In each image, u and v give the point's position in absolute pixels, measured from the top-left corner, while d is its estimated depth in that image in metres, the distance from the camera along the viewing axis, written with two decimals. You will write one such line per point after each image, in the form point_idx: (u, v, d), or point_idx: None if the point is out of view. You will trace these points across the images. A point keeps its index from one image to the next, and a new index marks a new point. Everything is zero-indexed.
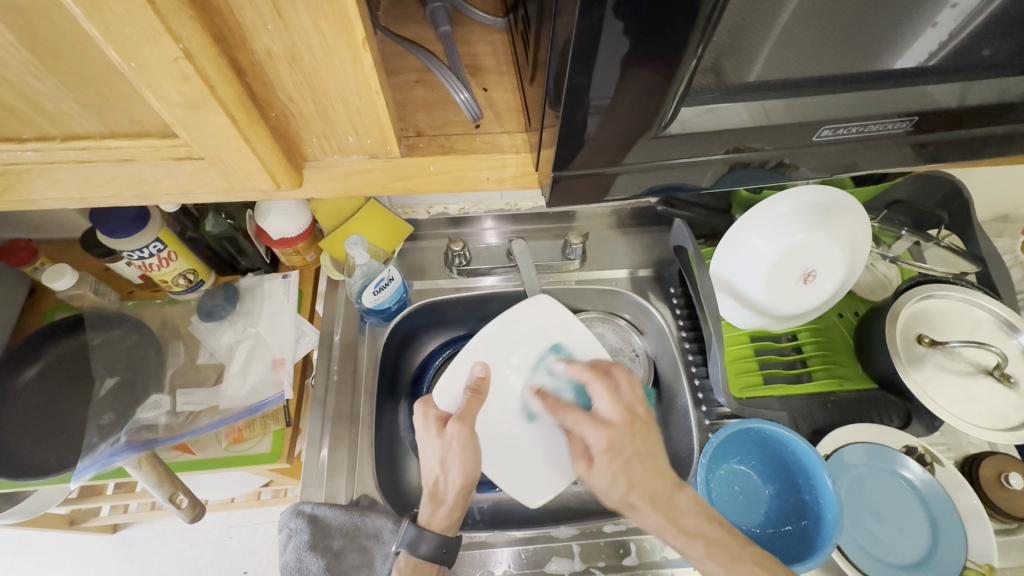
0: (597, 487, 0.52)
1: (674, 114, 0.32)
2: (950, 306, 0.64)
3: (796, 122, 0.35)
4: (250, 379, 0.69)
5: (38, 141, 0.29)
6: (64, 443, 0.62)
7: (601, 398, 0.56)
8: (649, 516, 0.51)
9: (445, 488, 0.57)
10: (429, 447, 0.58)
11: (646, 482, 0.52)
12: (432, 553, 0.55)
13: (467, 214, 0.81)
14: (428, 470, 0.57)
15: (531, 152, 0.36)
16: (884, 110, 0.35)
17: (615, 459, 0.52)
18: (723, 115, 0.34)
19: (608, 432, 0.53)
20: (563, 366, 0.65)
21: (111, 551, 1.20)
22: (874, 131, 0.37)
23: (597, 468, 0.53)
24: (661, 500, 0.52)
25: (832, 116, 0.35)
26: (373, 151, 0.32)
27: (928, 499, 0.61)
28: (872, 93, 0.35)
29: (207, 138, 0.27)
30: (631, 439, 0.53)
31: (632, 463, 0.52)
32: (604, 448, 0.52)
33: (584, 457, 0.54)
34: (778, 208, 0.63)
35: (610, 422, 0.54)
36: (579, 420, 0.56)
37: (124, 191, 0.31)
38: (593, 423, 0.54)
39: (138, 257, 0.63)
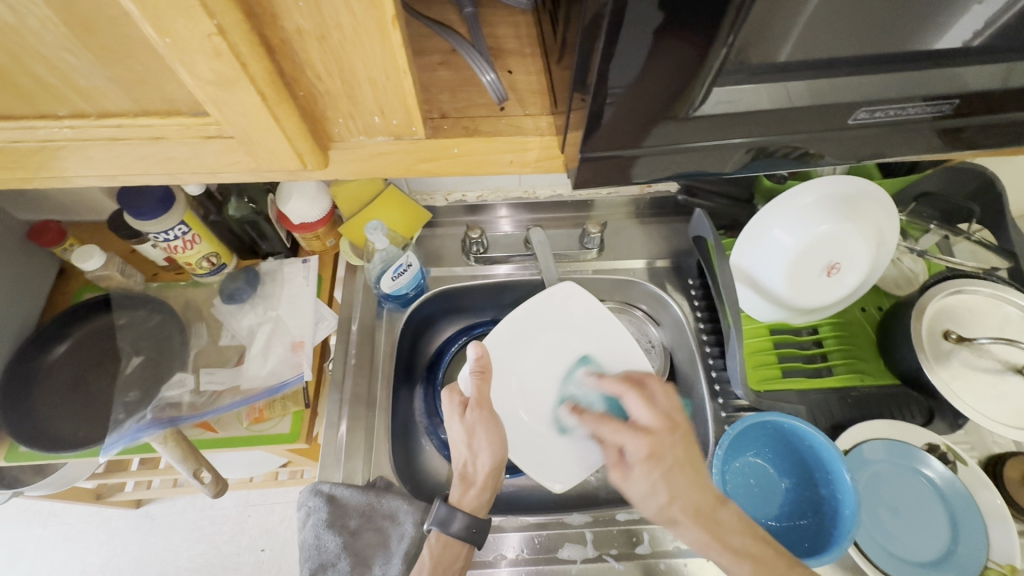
0: (637, 494, 0.52)
1: (706, 94, 0.32)
2: (979, 302, 0.63)
3: (830, 103, 0.34)
4: (270, 360, 0.70)
5: (73, 119, 0.29)
6: (92, 419, 0.64)
7: (637, 407, 0.55)
8: (688, 529, 0.50)
9: (474, 471, 0.59)
10: (454, 432, 0.60)
11: (687, 494, 0.51)
12: (464, 533, 0.56)
13: (485, 201, 0.81)
14: (456, 452, 0.60)
15: (556, 135, 0.35)
16: (924, 93, 0.34)
17: (655, 466, 0.51)
18: (754, 96, 0.33)
19: (648, 439, 0.52)
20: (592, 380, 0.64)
21: (134, 526, 1.24)
22: (912, 114, 0.36)
23: (635, 476, 0.52)
24: (702, 514, 0.51)
25: (866, 98, 0.34)
26: (398, 132, 0.32)
27: (949, 498, 0.60)
28: (912, 74, 0.33)
29: (238, 117, 0.27)
30: (671, 445, 0.52)
31: (673, 470, 0.51)
32: (645, 456, 0.52)
33: (620, 465, 0.54)
34: (802, 199, 0.61)
35: (648, 429, 0.53)
36: (619, 427, 0.55)
37: (154, 169, 0.32)
38: (632, 430, 0.53)
39: (163, 239, 0.64)
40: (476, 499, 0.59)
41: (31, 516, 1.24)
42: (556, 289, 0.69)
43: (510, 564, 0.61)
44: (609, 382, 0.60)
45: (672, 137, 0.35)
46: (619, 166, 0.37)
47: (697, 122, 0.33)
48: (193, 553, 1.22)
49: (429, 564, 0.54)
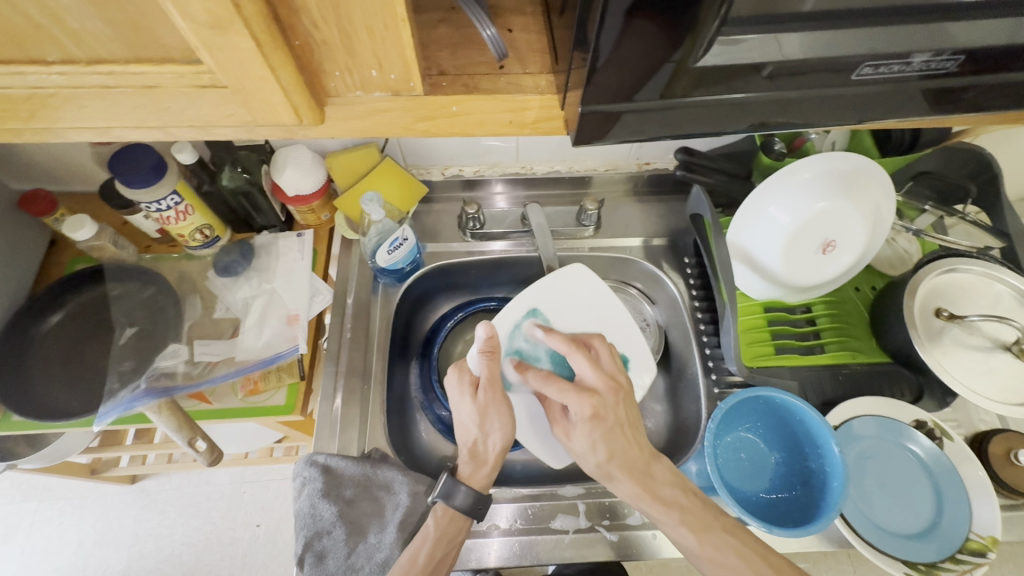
0: (577, 449, 0.55)
1: (709, 43, 0.30)
2: (972, 280, 0.63)
3: (836, 58, 0.33)
4: (266, 332, 0.70)
5: (63, 64, 0.28)
6: (84, 389, 0.64)
7: (582, 366, 0.56)
8: (622, 483, 0.54)
9: (485, 449, 0.59)
10: (465, 411, 0.60)
11: (624, 452, 0.54)
12: (470, 507, 0.56)
13: (481, 176, 0.80)
14: (467, 431, 0.60)
15: (556, 94, 0.35)
16: (935, 50, 0.33)
17: (597, 427, 0.53)
18: (757, 48, 0.32)
19: (591, 401, 0.53)
20: (540, 334, 0.64)
21: (129, 501, 1.25)
22: (919, 70, 0.34)
23: (578, 434, 0.55)
24: (637, 469, 0.54)
25: (874, 51, 0.33)
26: (396, 87, 0.32)
27: (934, 472, 0.61)
28: (921, 29, 0.32)
29: (233, 64, 0.27)
30: (613, 407, 0.54)
31: (614, 432, 0.54)
32: (587, 416, 0.53)
33: (563, 422, 0.58)
34: (799, 175, 0.62)
35: (593, 390, 0.55)
36: (565, 387, 0.55)
37: (148, 120, 0.31)
38: (577, 391, 0.54)
39: (155, 209, 0.63)
40: (485, 477, 0.59)
41: (26, 490, 1.25)
42: (565, 272, 0.69)
43: (502, 534, 0.62)
44: (552, 339, 0.59)
45: (670, 96, 0.34)
46: (619, 128, 0.36)
47: (698, 82, 0.33)
48: (189, 528, 1.23)
49: (433, 535, 0.55)
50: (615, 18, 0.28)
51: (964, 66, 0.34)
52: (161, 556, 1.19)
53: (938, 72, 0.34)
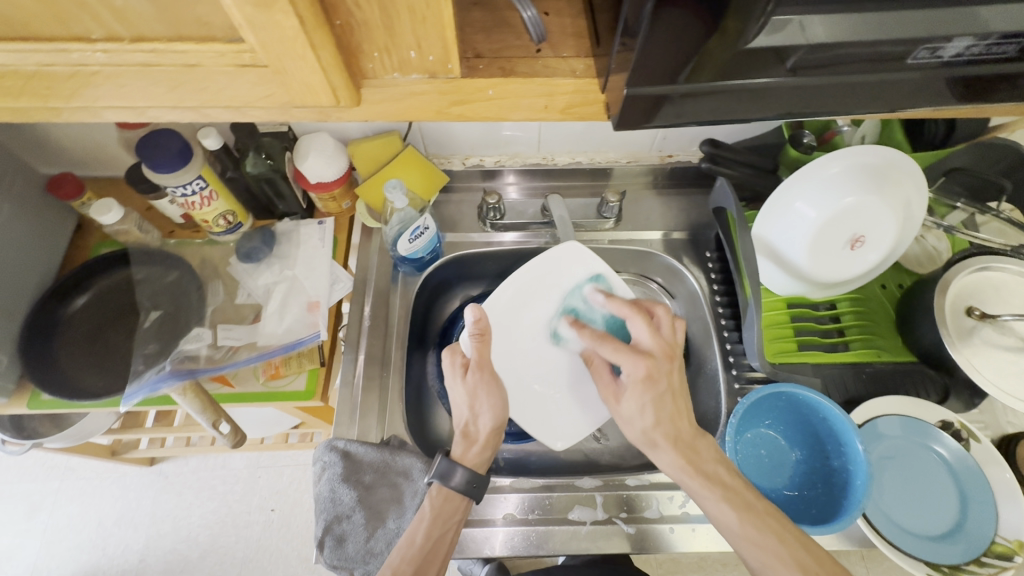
0: (625, 413, 0.55)
1: (755, 26, 0.30)
2: (1006, 279, 0.62)
3: (889, 40, 0.32)
4: (286, 318, 0.71)
5: (106, 42, 0.28)
6: (110, 370, 0.65)
7: (639, 329, 0.55)
8: (666, 453, 0.53)
9: (477, 429, 0.59)
10: (456, 393, 0.60)
11: (672, 421, 0.53)
12: (466, 486, 0.56)
13: (502, 166, 0.80)
14: (459, 412, 0.60)
15: (593, 77, 0.35)
16: (990, 34, 0.32)
17: (649, 389, 0.53)
18: (807, 31, 0.31)
19: (646, 363, 0.53)
20: (599, 300, 0.66)
21: (148, 482, 1.27)
22: (968, 55, 0.33)
23: (630, 396, 0.54)
24: (684, 440, 0.53)
25: (925, 34, 0.31)
26: (433, 70, 0.32)
27: (959, 474, 0.60)
28: (975, 11, 0.31)
29: (275, 44, 0.27)
30: (666, 371, 0.54)
31: (663, 398, 0.53)
32: (640, 378, 0.53)
33: (615, 390, 0.57)
34: (827, 170, 0.60)
35: (649, 353, 0.54)
36: (620, 348, 0.55)
37: (186, 100, 0.31)
38: (632, 353, 0.54)
39: (181, 194, 0.64)
40: (480, 455, 0.59)
41: (49, 470, 1.27)
42: (561, 249, 0.68)
43: (518, 523, 0.62)
44: (616, 304, 0.58)
45: (710, 80, 0.33)
46: (656, 112, 0.35)
47: (739, 66, 0.32)
48: (205, 511, 1.25)
49: (429, 514, 0.55)
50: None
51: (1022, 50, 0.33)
52: (178, 537, 1.22)
53: (997, 57, 0.33)
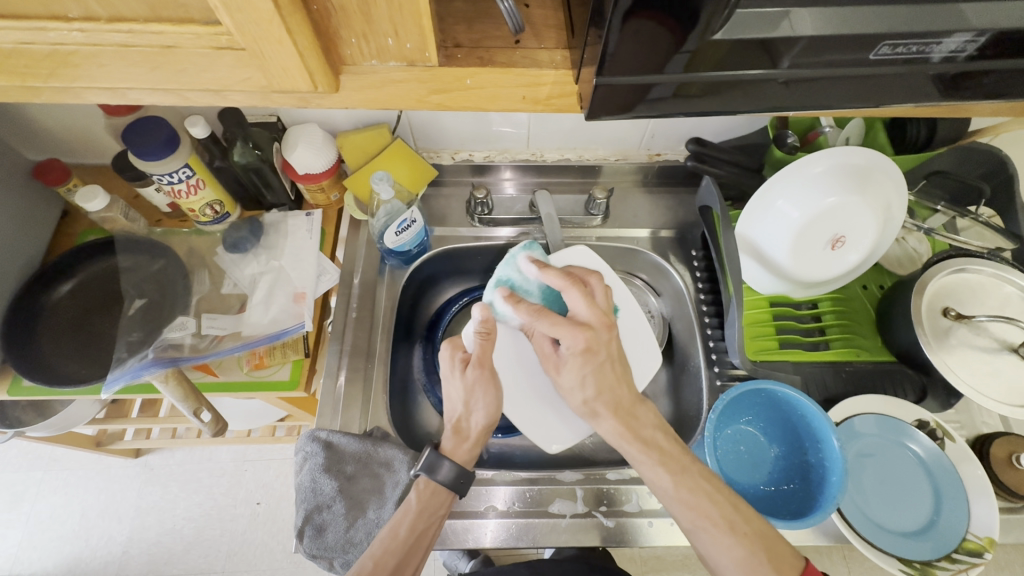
0: (566, 382, 0.56)
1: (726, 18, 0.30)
2: (982, 280, 0.63)
3: (851, 36, 0.32)
4: (272, 309, 0.71)
5: (84, 22, 0.28)
6: (94, 357, 0.65)
7: (577, 302, 0.56)
8: (605, 422, 0.55)
9: (469, 426, 0.59)
10: (452, 388, 0.59)
11: (612, 391, 0.55)
12: (452, 481, 0.56)
13: (491, 162, 0.80)
14: (452, 408, 0.59)
15: (571, 69, 0.35)
16: (955, 32, 0.32)
17: (589, 360, 0.55)
18: (776, 25, 0.31)
19: (585, 335, 0.54)
20: (534, 268, 0.63)
21: (132, 474, 1.26)
22: (932, 53, 0.34)
23: (569, 368, 0.55)
24: (622, 408, 0.55)
25: (892, 30, 0.32)
26: (411, 57, 0.32)
27: (933, 472, 0.61)
28: (937, 10, 0.32)
29: (251, 25, 0.27)
30: (607, 341, 0.55)
31: (604, 366, 0.55)
32: (580, 350, 0.54)
33: (552, 359, 0.58)
34: (809, 170, 0.61)
35: (586, 324, 0.55)
36: (558, 320, 0.56)
37: (166, 81, 0.31)
38: (571, 326, 0.55)
39: (167, 181, 0.64)
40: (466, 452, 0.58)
41: (32, 460, 1.26)
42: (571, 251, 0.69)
43: (498, 515, 0.63)
44: (551, 274, 0.59)
45: (684, 74, 0.34)
46: (633, 104, 0.36)
47: (712, 61, 0.33)
48: (190, 503, 1.24)
49: (414, 508, 0.55)
50: None
51: (985, 49, 0.34)
52: (162, 529, 1.21)
53: (960, 56, 0.34)
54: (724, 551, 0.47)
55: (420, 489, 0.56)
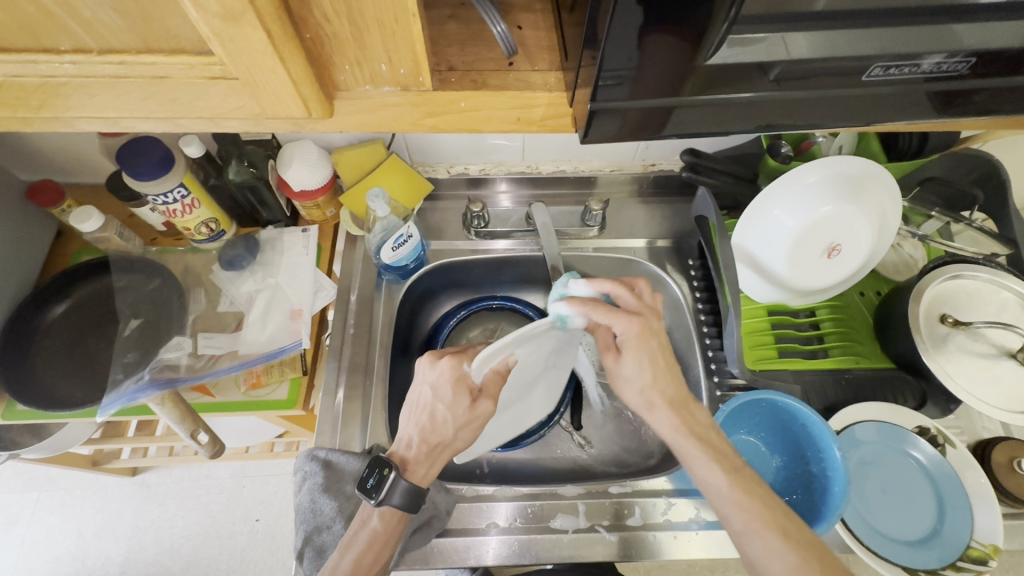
0: (624, 373, 0.55)
1: (720, 43, 0.30)
2: (978, 286, 0.63)
3: (842, 60, 0.33)
4: (268, 327, 0.70)
5: (74, 54, 0.29)
6: (89, 379, 0.64)
7: (624, 293, 0.55)
8: (662, 415, 0.53)
9: (445, 448, 0.56)
10: (455, 408, 0.55)
11: (667, 382, 0.54)
12: (410, 505, 0.53)
13: (487, 175, 0.80)
14: (436, 428, 0.56)
15: (565, 91, 0.35)
16: (941, 54, 0.33)
17: (643, 347, 0.53)
18: (764, 50, 0.32)
19: (640, 321, 0.53)
20: (584, 283, 0.56)
21: (129, 493, 1.25)
22: (920, 74, 0.34)
23: (625, 357, 0.54)
24: (678, 402, 0.54)
25: (883, 52, 0.32)
26: (404, 82, 0.32)
27: (935, 478, 0.61)
28: (926, 32, 0.32)
29: (243, 56, 0.27)
30: (656, 329, 0.54)
31: (659, 354, 0.54)
32: (634, 334, 0.52)
33: (611, 348, 0.57)
34: (804, 180, 0.62)
35: (637, 313, 0.54)
36: (611, 309, 0.53)
37: (158, 111, 0.31)
38: (626, 313, 0.53)
39: (162, 201, 0.64)
40: (424, 469, 0.56)
41: (27, 481, 1.25)
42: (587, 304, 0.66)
43: (501, 532, 0.62)
44: (599, 283, 0.55)
45: (678, 94, 0.34)
46: (623, 124, 0.36)
47: (703, 87, 0.33)
48: (189, 521, 1.23)
49: (381, 537, 0.53)
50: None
51: (975, 68, 0.34)
52: (160, 548, 1.20)
53: (949, 74, 0.34)
54: (777, 557, 0.45)
55: (382, 515, 0.53)
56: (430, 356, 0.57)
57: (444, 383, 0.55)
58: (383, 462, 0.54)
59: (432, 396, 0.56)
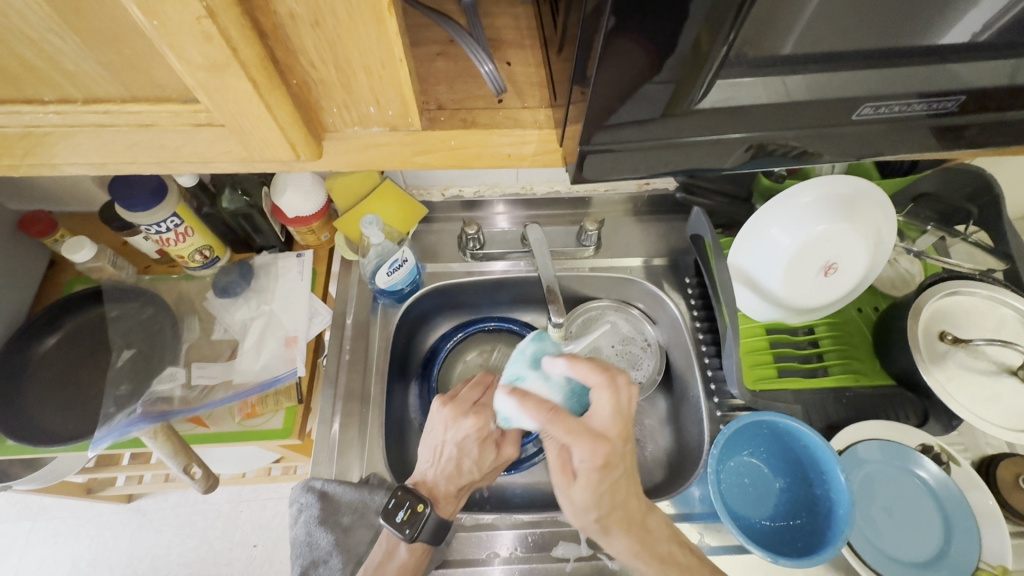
0: (574, 500, 0.49)
1: (709, 88, 0.31)
2: (976, 303, 0.63)
3: (822, 99, 0.33)
4: (263, 355, 0.70)
5: (59, 104, 0.29)
6: (81, 413, 0.63)
7: (603, 405, 0.48)
8: (618, 538, 0.51)
9: (473, 485, 0.60)
10: (482, 457, 0.59)
11: (625, 504, 0.50)
12: (439, 532, 0.55)
13: (481, 197, 0.80)
14: (462, 473, 0.58)
15: (555, 128, 0.35)
16: (923, 90, 0.33)
17: (606, 477, 0.48)
18: (749, 89, 0.32)
19: (605, 447, 0.47)
20: (561, 363, 0.51)
21: (124, 520, 1.23)
22: (910, 111, 0.35)
23: (580, 484, 0.48)
24: (634, 522, 0.51)
25: (873, 92, 0.33)
26: (394, 123, 0.33)
27: (941, 497, 0.60)
28: (912, 70, 0.33)
29: (229, 104, 0.28)
30: (622, 455, 0.49)
31: (617, 486, 0.49)
32: (597, 466, 0.47)
33: (569, 470, 0.50)
34: (798, 199, 0.61)
35: (605, 435, 0.48)
36: (576, 427, 0.48)
37: (145, 156, 0.32)
38: (589, 437, 0.47)
39: (155, 231, 0.63)
40: (452, 505, 0.58)
41: (21, 509, 1.23)
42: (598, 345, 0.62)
43: (502, 562, 0.61)
44: (580, 366, 0.50)
45: (671, 132, 0.34)
46: (616, 162, 0.36)
47: (691, 124, 0.34)
48: (184, 548, 1.21)
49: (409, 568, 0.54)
50: (626, 37, 0.27)
51: (965, 104, 0.35)
52: None
53: (938, 112, 0.35)
54: None
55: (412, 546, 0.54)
56: (453, 413, 0.59)
57: (470, 441, 0.58)
58: (417, 496, 0.53)
59: (457, 451, 0.58)
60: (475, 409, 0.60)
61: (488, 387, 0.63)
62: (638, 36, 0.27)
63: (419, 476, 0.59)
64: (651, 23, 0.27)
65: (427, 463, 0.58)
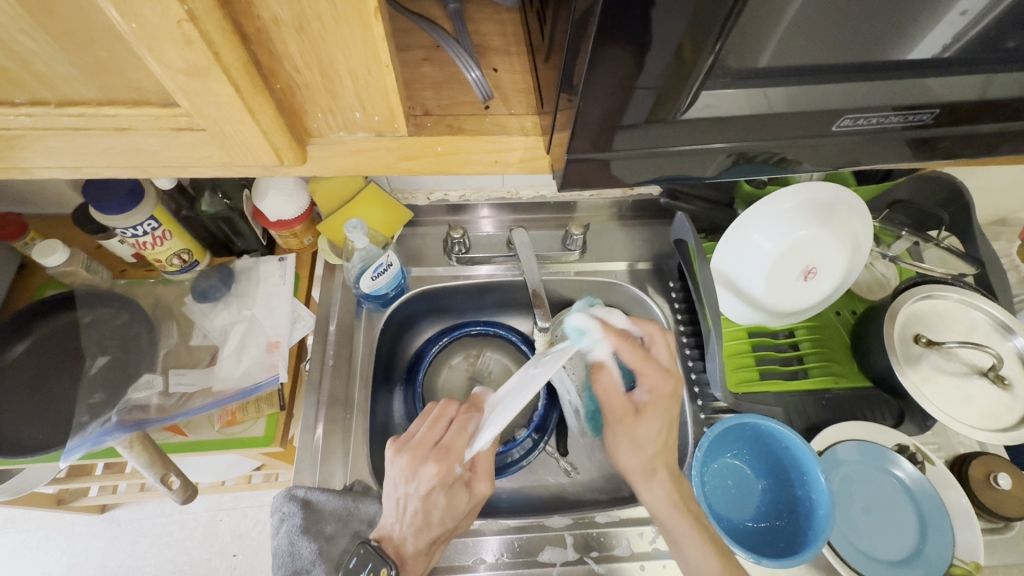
0: (636, 438, 0.54)
1: (695, 98, 0.32)
2: (949, 307, 0.65)
3: (800, 114, 0.34)
4: (244, 361, 0.69)
5: (30, 106, 0.29)
6: (50, 422, 0.60)
7: (662, 353, 0.57)
8: (662, 484, 0.54)
9: (445, 534, 0.56)
10: (450, 509, 0.56)
11: (671, 447, 0.55)
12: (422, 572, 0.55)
13: (467, 201, 0.80)
14: (425, 532, 0.54)
15: (541, 135, 0.36)
16: (903, 102, 0.34)
17: (665, 411, 0.54)
18: (735, 99, 0.33)
19: (673, 382, 0.55)
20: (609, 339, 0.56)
21: (97, 531, 1.20)
22: (888, 122, 0.36)
23: (646, 419, 0.54)
24: (676, 473, 0.55)
25: (852, 104, 0.34)
26: (379, 128, 0.32)
27: (917, 497, 0.61)
28: (889, 83, 0.34)
29: (210, 109, 0.27)
30: (676, 399, 0.55)
31: (671, 418, 0.55)
32: (654, 396, 0.54)
33: (629, 411, 0.55)
34: (780, 205, 0.63)
35: (668, 373, 0.55)
36: (643, 362, 0.55)
37: (121, 160, 0.31)
38: (646, 375, 0.55)
39: (131, 234, 0.61)
40: (422, 562, 0.55)
41: None
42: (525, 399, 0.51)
43: (488, 568, 0.61)
44: (640, 323, 0.59)
45: (656, 142, 0.34)
46: (603, 171, 0.36)
47: (677, 134, 0.34)
48: (161, 559, 1.17)
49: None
50: (615, 47, 0.27)
51: (940, 118, 0.36)
52: None
53: (913, 124, 0.36)
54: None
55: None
56: (412, 462, 0.55)
57: (434, 491, 0.55)
58: (382, 560, 0.50)
59: (423, 505, 0.54)
60: (435, 452, 0.56)
61: (450, 420, 0.59)
62: (633, 38, 0.27)
63: (383, 530, 0.55)
64: (643, 33, 0.27)
65: (392, 519, 0.54)
